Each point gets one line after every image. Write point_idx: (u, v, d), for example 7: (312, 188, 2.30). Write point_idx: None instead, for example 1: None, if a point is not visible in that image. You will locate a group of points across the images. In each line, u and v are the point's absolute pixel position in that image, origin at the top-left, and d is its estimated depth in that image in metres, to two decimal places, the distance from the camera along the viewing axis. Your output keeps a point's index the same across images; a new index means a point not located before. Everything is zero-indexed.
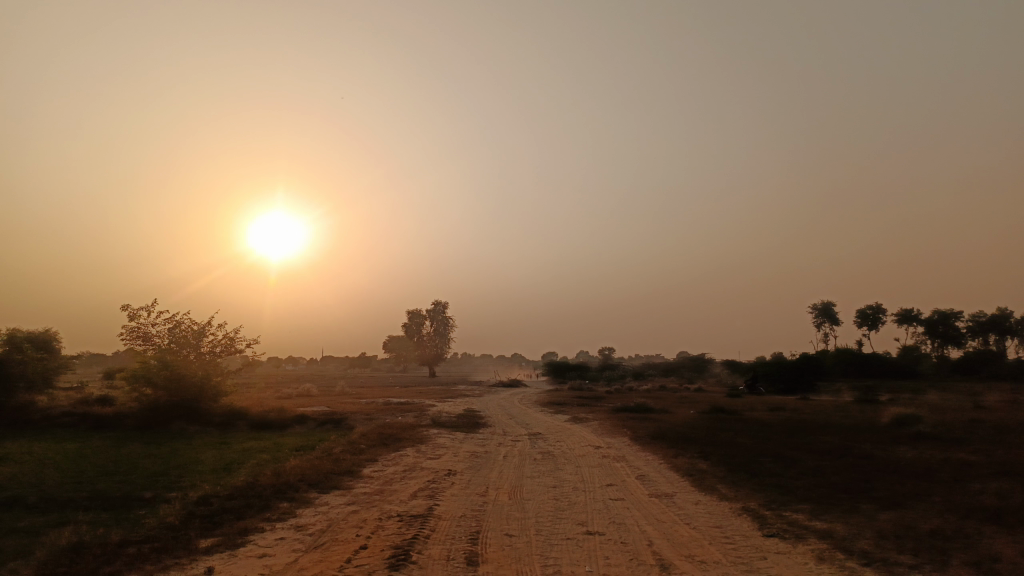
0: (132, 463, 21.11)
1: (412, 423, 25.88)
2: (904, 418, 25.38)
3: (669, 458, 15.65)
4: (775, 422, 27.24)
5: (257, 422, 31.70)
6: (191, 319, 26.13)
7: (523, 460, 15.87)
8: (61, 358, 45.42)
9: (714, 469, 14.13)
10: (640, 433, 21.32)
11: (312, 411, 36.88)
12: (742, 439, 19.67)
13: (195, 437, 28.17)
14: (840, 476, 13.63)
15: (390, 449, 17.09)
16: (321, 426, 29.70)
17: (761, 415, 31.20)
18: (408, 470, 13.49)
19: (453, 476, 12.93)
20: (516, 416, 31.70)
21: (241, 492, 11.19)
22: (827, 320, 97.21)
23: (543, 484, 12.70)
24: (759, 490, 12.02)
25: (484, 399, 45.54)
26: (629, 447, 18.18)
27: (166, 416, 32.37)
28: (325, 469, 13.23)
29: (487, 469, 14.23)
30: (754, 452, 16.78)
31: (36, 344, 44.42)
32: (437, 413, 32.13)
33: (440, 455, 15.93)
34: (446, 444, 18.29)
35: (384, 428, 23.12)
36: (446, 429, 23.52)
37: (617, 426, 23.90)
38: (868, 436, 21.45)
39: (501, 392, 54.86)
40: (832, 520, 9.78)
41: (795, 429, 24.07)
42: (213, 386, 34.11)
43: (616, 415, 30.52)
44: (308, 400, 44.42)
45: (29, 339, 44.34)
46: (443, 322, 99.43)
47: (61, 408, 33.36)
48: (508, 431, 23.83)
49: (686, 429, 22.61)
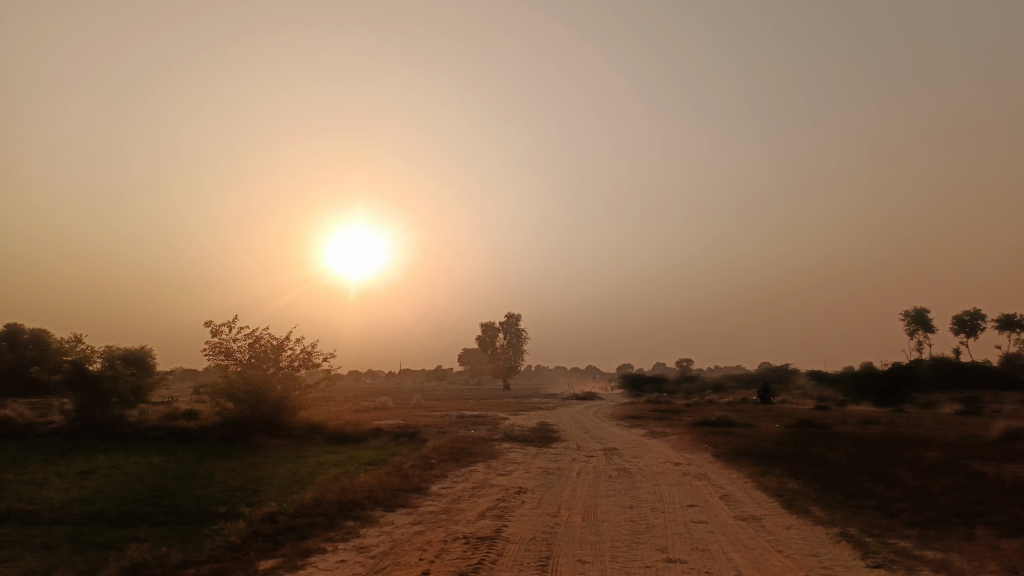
0: (213, 477, 21.50)
1: (485, 437, 25.48)
2: (1015, 431, 23.28)
3: (755, 477, 14.64)
4: (869, 437, 25.47)
5: (333, 435, 31.99)
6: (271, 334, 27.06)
7: (598, 478, 15.13)
8: (153, 374, 47.38)
9: (805, 489, 13.09)
10: (721, 448, 20.24)
11: (388, 424, 37.02)
12: (834, 456, 18.33)
13: (273, 450, 28.63)
14: (950, 498, 12.34)
15: (461, 465, 16.69)
16: (395, 440, 29.64)
17: (854, 430, 29.28)
18: (477, 488, 13.01)
19: (523, 494, 12.36)
20: (591, 430, 30.88)
21: (306, 510, 10.94)
22: (920, 328, 91.91)
23: (619, 504, 11.99)
24: (859, 512, 10.97)
25: (559, 412, 44.75)
26: (710, 464, 17.19)
27: (247, 430, 33.13)
28: (392, 486, 12.89)
29: (560, 486, 13.62)
30: (850, 470, 15.53)
31: (129, 361, 46.50)
32: (510, 426, 31.64)
33: (511, 471, 15.39)
34: (517, 459, 17.74)
35: (457, 443, 22.80)
36: (520, 444, 23.00)
37: (697, 442, 22.80)
38: (976, 452, 19.67)
39: (576, 405, 53.98)
40: (946, 549, 8.70)
41: (893, 444, 22.39)
42: (291, 401, 34.69)
43: (695, 429, 29.29)
44: (383, 414, 44.74)
45: (124, 355, 46.46)
46: (517, 334, 99.14)
47: (150, 422, 34.64)
48: (583, 446, 23.12)
49: (772, 444, 21.37)
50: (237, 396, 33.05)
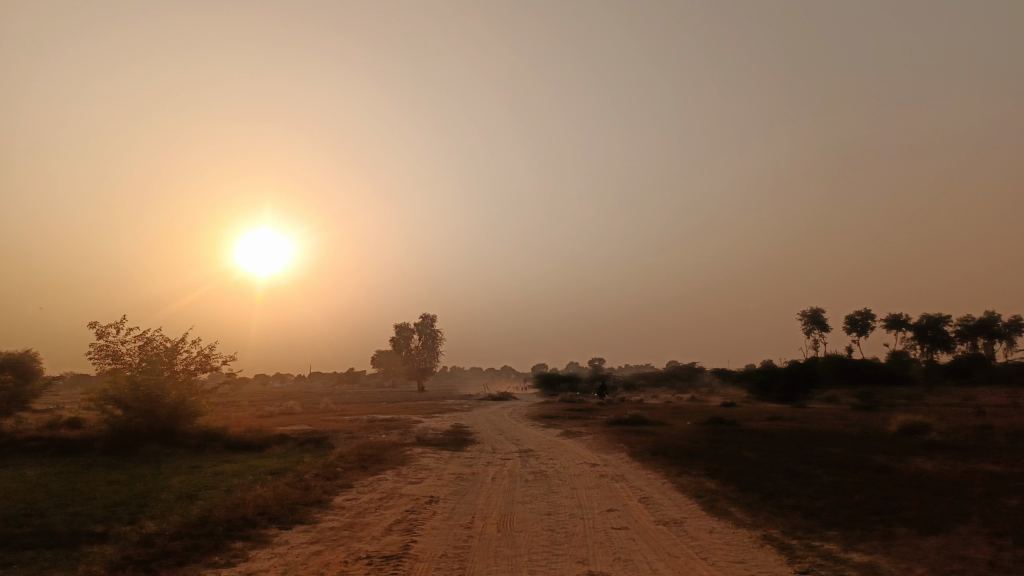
0: (95, 492, 19.58)
1: (396, 442, 24.45)
2: (911, 425, 24.23)
3: (673, 477, 14.34)
4: (777, 433, 25.97)
5: (234, 443, 30.12)
6: (163, 336, 23.57)
7: (513, 483, 14.46)
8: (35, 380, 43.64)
9: (724, 489, 12.86)
10: (638, 448, 20.00)
11: (294, 430, 35.28)
12: (746, 453, 18.40)
13: (167, 460, 26.63)
14: (863, 494, 12.38)
15: (368, 472, 15.72)
16: (301, 446, 28.20)
17: (761, 426, 29.93)
18: (384, 499, 12.05)
19: (434, 504, 11.51)
20: (506, 431, 30.37)
21: (188, 531, 9.74)
22: (817, 327, 96.45)
23: (536, 511, 11.34)
24: (780, 513, 10.74)
25: (474, 413, 44.10)
26: (627, 464, 16.87)
27: (138, 439, 30.76)
28: (291, 499, 11.77)
29: (474, 494, 12.85)
30: (764, 468, 15.50)
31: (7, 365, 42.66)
32: (422, 430, 30.64)
33: (423, 478, 14.51)
34: (429, 465, 16.88)
35: (365, 448, 21.65)
36: (432, 448, 22.11)
37: (613, 441, 22.62)
38: (878, 447, 20.25)
39: (491, 406, 53.37)
40: (870, 551, 8.50)
41: (801, 440, 22.84)
42: (188, 407, 32.49)
43: (609, 427, 29.21)
44: (289, 418, 42.72)
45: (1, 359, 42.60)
46: (431, 334, 97.75)
47: (28, 432, 31.64)
48: (497, 448, 22.45)
49: (686, 442, 21.34)
50: (127, 403, 30.61)
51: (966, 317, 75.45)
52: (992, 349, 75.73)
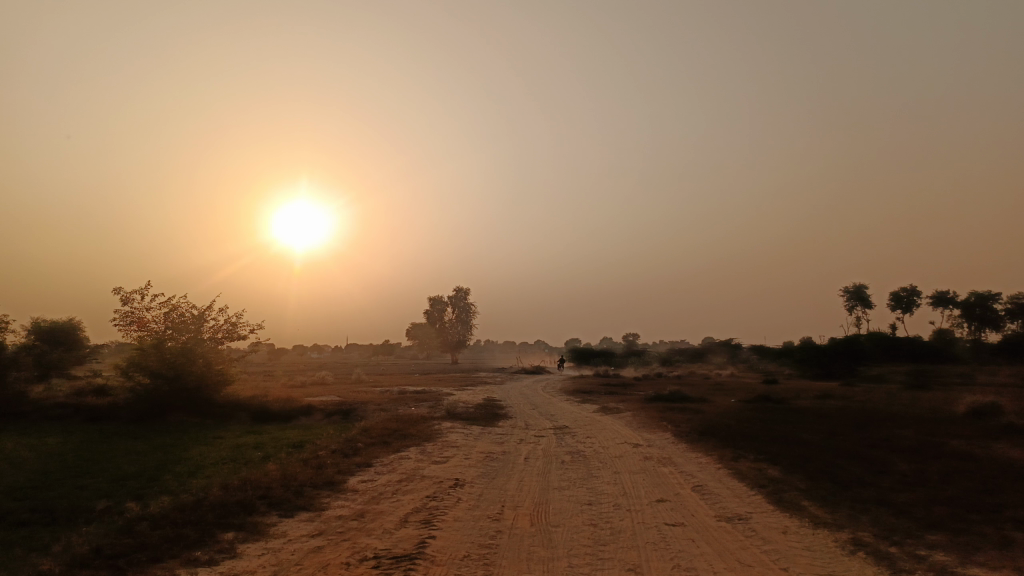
0: (111, 463, 18.68)
1: (424, 415, 23.22)
2: (982, 407, 22.19)
3: (727, 462, 12.78)
4: (829, 413, 24.11)
5: (260, 414, 29.27)
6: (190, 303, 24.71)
7: (548, 465, 13.03)
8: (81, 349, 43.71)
9: (789, 477, 11.30)
10: (683, 427, 18.44)
11: (322, 400, 34.38)
12: (803, 435, 16.73)
13: (191, 430, 25.85)
14: (955, 486, 10.71)
15: (390, 449, 14.47)
16: (328, 418, 27.20)
17: (810, 404, 28.13)
18: (403, 482, 10.72)
19: (458, 490, 10.12)
20: (540, 406, 28.99)
21: (178, 516, 8.52)
22: (859, 304, 93.03)
23: (576, 500, 9.90)
24: (863, 511, 9.13)
25: (507, 386, 42.82)
26: (673, 445, 15.33)
27: (164, 409, 30.11)
28: (298, 480, 10.49)
29: (505, 477, 11.45)
30: (829, 453, 13.84)
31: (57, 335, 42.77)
32: (453, 403, 29.42)
33: (449, 457, 13.16)
34: (456, 442, 15.55)
35: (391, 422, 20.47)
36: (461, 422, 20.80)
37: (654, 419, 21.06)
38: (948, 430, 18.38)
39: (523, 380, 52.06)
40: (992, 564, 6.89)
41: (859, 421, 21.01)
42: (215, 376, 31.73)
43: (648, 403, 27.61)
44: (319, 389, 41.89)
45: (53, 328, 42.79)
46: (465, 307, 96.68)
47: (56, 398, 31.22)
48: (530, 424, 21.11)
49: (734, 421, 19.70)
50: (153, 370, 29.93)
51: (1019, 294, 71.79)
52: None
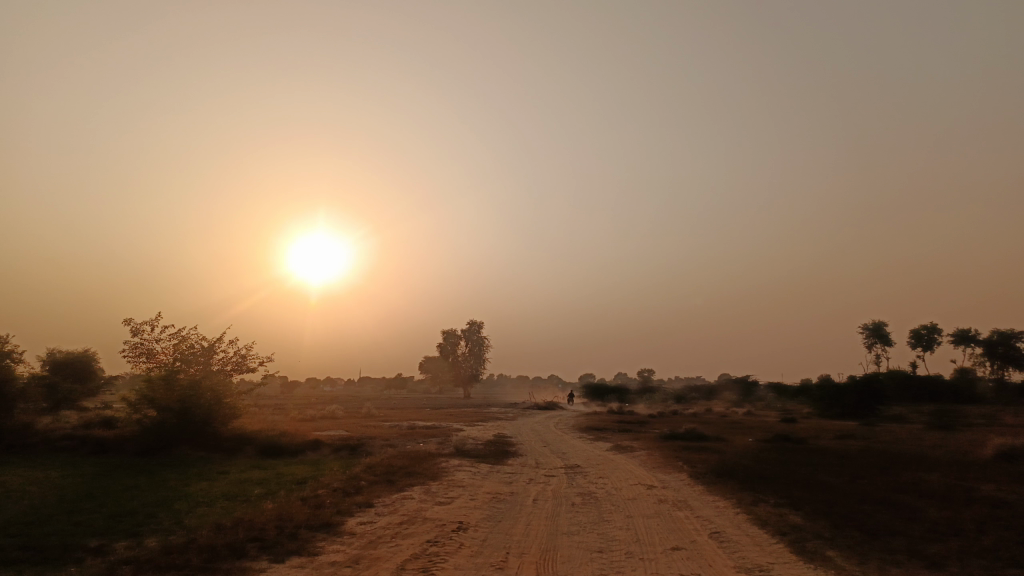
0: (111, 498, 18.24)
1: (433, 452, 22.66)
2: (1011, 450, 21.32)
3: (746, 506, 12.16)
4: (851, 454, 23.29)
5: (266, 448, 28.79)
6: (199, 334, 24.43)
7: (557, 507, 12.45)
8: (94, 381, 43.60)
9: (813, 524, 10.68)
10: (699, 467, 17.77)
11: (331, 435, 33.85)
12: (825, 478, 16.04)
13: (196, 464, 25.44)
14: (991, 536, 10.06)
15: (394, 488, 13.96)
16: (335, 453, 26.67)
17: (830, 445, 27.29)
18: (404, 524, 10.21)
19: (461, 534, 9.59)
20: (551, 443, 28.31)
21: (164, 559, 8.06)
22: (878, 341, 91.54)
23: (586, 547, 9.34)
24: (893, 564, 8.53)
25: (519, 422, 42.09)
26: (689, 487, 14.70)
27: (170, 442, 29.73)
28: (294, 520, 10.02)
29: (511, 520, 10.91)
30: (854, 498, 13.18)
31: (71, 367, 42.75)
32: (462, 439, 28.81)
33: (454, 498, 12.64)
34: (462, 482, 14.98)
35: (397, 459, 19.93)
36: (470, 460, 20.23)
37: (669, 459, 20.38)
38: (978, 474, 17.61)
39: (536, 415, 51.30)
40: None
41: (882, 463, 20.23)
42: (223, 409, 31.36)
43: (663, 442, 26.87)
44: (328, 423, 41.35)
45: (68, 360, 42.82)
46: (478, 341, 96.04)
47: (64, 430, 30.92)
48: (541, 463, 20.48)
49: (752, 462, 19.00)
50: (161, 402, 29.60)
51: None
52: None
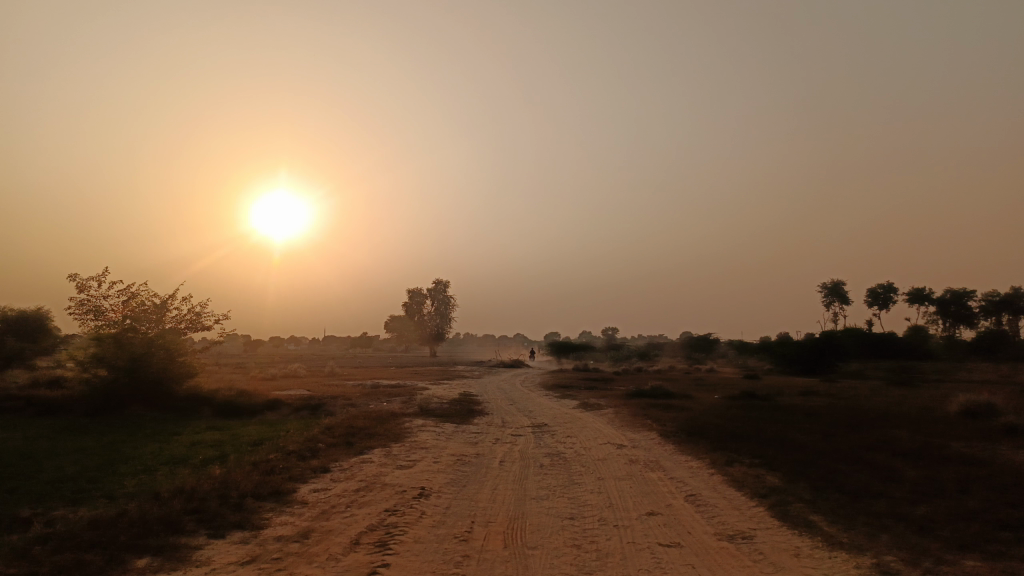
0: (54, 462, 17.16)
1: (395, 411, 21.94)
2: (975, 406, 21.39)
3: (721, 468, 11.71)
4: (817, 411, 23.21)
5: (223, 408, 27.79)
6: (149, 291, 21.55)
7: (524, 469, 11.84)
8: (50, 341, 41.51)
9: (792, 486, 10.24)
10: (669, 426, 17.38)
11: (291, 394, 32.95)
12: (797, 436, 15.74)
13: (149, 425, 24.40)
14: (972, 497, 9.75)
15: (352, 450, 13.22)
16: (296, 413, 25.92)
17: (795, 402, 27.29)
18: (361, 492, 9.47)
19: (423, 502, 8.89)
20: (518, 401, 27.86)
21: (89, 534, 7.20)
22: (837, 300, 92.97)
23: (556, 514, 8.71)
24: (881, 529, 8.08)
25: (484, 380, 41.61)
26: (660, 447, 14.25)
27: (122, 402, 28.52)
28: (240, 489, 9.22)
29: (476, 485, 10.24)
30: (830, 458, 12.82)
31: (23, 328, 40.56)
32: (426, 398, 28.06)
33: (416, 461, 11.92)
34: (425, 443, 14.30)
35: (359, 418, 19.15)
36: (434, 419, 19.59)
37: (638, 417, 19.98)
38: (946, 431, 17.51)
39: (502, 374, 50.84)
40: None
41: (850, 420, 20.10)
42: (178, 368, 30.14)
43: (631, 400, 26.55)
44: (290, 382, 40.36)
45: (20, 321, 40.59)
46: (444, 300, 95.09)
47: (8, 390, 29.46)
48: (507, 422, 19.95)
49: (722, 420, 18.68)
50: (111, 361, 28.24)
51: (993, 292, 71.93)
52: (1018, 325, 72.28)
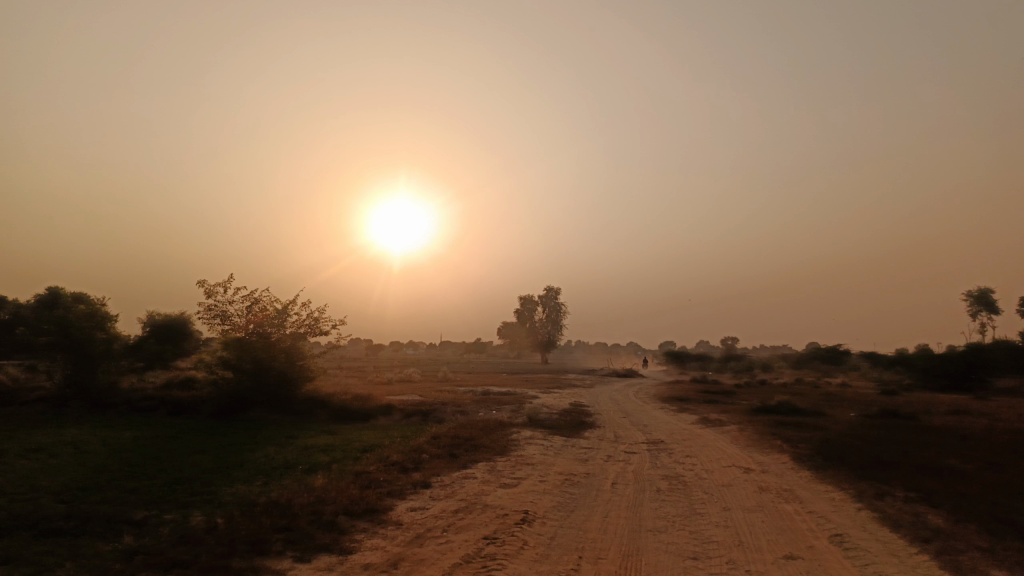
0: (175, 464, 17.63)
1: (504, 421, 21.28)
2: None
3: (868, 501, 10.17)
4: (973, 433, 20.55)
5: (337, 412, 28.19)
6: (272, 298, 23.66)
7: (639, 494, 10.77)
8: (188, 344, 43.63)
9: (962, 529, 8.62)
10: (801, 448, 15.71)
11: (403, 400, 33.11)
12: (956, 464, 13.71)
13: (268, 428, 25.06)
14: None
15: (456, 464, 12.58)
16: (406, 419, 25.86)
17: (945, 422, 24.47)
18: (460, 513, 8.75)
19: (526, 530, 8.05)
20: (632, 414, 26.58)
21: (176, 551, 6.84)
22: (984, 309, 84.77)
23: (676, 552, 7.63)
24: None
25: (596, 390, 40.50)
26: (793, 473, 12.73)
27: (245, 403, 29.58)
28: (334, 505, 8.73)
29: (586, 510, 9.28)
30: (1002, 493, 10.94)
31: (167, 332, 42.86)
32: (535, 408, 27.28)
33: (521, 479, 11.10)
34: (532, 458, 13.48)
35: (466, 428, 18.61)
36: (543, 432, 18.78)
37: (765, 436, 18.32)
38: None
39: (615, 383, 49.34)
40: None
41: (1016, 445, 17.56)
42: (297, 373, 30.90)
43: (755, 416, 24.63)
44: (403, 387, 40.76)
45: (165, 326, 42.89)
46: (556, 307, 94.30)
47: (146, 390, 31.25)
48: (620, 437, 18.82)
49: (862, 442, 16.74)
50: (235, 363, 29.27)
51: None
52: None
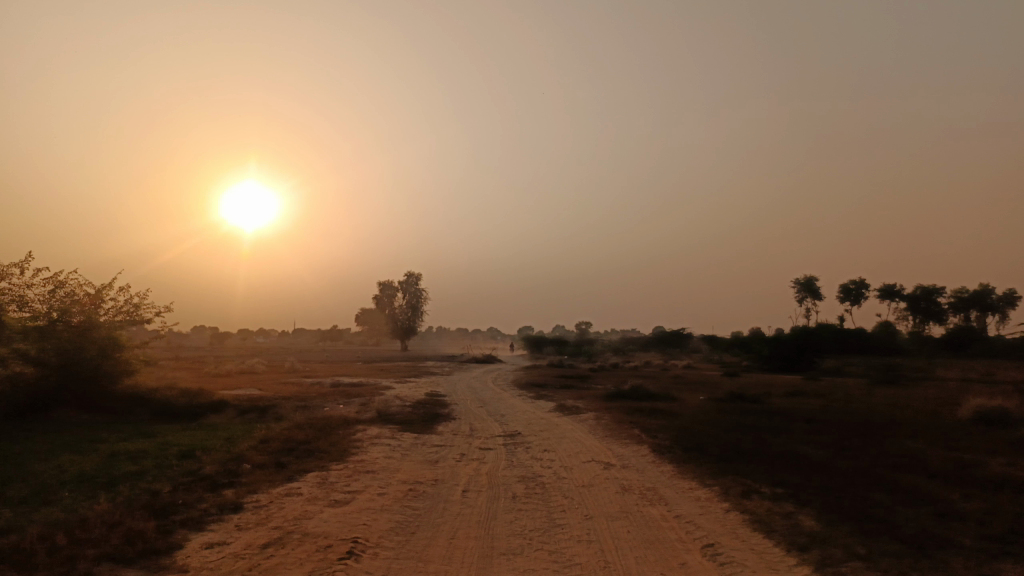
0: None
1: (349, 418, 19.40)
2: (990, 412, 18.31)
3: (736, 501, 9.43)
4: (814, 416, 21.14)
5: (160, 411, 24.95)
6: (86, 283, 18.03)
7: (493, 503, 9.46)
8: None
9: (834, 532, 8.00)
10: (659, 438, 15.12)
11: (241, 394, 30.12)
12: (808, 452, 13.52)
13: (72, 431, 21.60)
14: None
15: (281, 475, 10.71)
16: (241, 416, 23.28)
17: (786, 404, 25.33)
18: (271, 548, 6.99)
19: (352, 568, 6.42)
20: (488, 403, 25.52)
21: None
22: (809, 295, 91.93)
23: None
24: None
25: (452, 378, 39.22)
26: (654, 468, 11.95)
27: (48, 403, 25.52)
28: (101, 549, 6.67)
29: (430, 532, 7.82)
30: (860, 483, 10.67)
31: None
32: (386, 400, 25.50)
33: (356, 494, 9.42)
34: (374, 464, 11.82)
35: (303, 427, 16.56)
36: (391, 428, 17.14)
37: (622, 424, 17.74)
38: (963, 440, 15.52)
39: (474, 370, 48.41)
40: None
41: (855, 427, 18.07)
42: (113, 367, 27.10)
43: (612, 402, 24.33)
44: (245, 380, 37.46)
45: None
46: (416, 294, 91.76)
47: None
48: (475, 430, 17.57)
49: (717, 429, 16.46)
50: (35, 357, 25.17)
51: (960, 291, 69.03)
52: (985, 323, 68.58)
